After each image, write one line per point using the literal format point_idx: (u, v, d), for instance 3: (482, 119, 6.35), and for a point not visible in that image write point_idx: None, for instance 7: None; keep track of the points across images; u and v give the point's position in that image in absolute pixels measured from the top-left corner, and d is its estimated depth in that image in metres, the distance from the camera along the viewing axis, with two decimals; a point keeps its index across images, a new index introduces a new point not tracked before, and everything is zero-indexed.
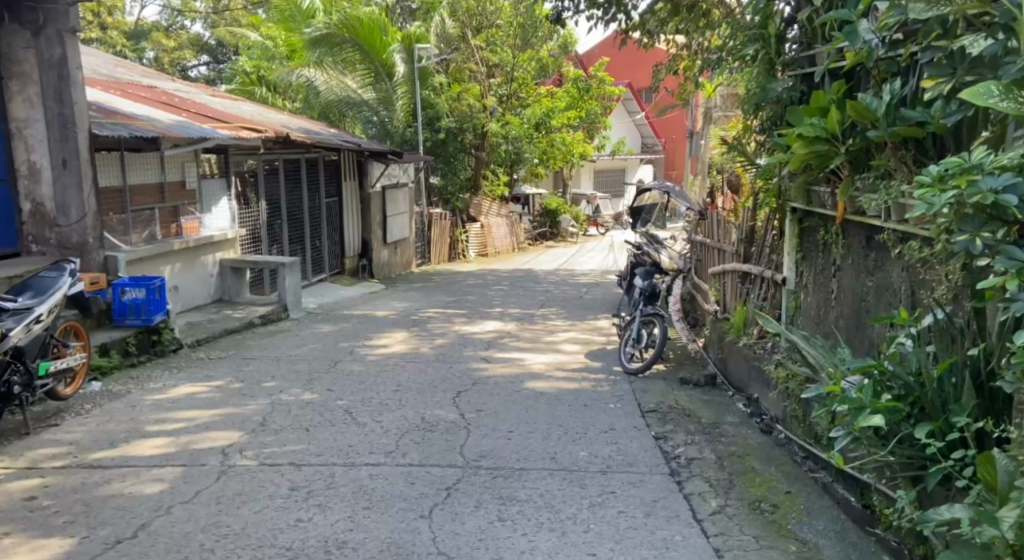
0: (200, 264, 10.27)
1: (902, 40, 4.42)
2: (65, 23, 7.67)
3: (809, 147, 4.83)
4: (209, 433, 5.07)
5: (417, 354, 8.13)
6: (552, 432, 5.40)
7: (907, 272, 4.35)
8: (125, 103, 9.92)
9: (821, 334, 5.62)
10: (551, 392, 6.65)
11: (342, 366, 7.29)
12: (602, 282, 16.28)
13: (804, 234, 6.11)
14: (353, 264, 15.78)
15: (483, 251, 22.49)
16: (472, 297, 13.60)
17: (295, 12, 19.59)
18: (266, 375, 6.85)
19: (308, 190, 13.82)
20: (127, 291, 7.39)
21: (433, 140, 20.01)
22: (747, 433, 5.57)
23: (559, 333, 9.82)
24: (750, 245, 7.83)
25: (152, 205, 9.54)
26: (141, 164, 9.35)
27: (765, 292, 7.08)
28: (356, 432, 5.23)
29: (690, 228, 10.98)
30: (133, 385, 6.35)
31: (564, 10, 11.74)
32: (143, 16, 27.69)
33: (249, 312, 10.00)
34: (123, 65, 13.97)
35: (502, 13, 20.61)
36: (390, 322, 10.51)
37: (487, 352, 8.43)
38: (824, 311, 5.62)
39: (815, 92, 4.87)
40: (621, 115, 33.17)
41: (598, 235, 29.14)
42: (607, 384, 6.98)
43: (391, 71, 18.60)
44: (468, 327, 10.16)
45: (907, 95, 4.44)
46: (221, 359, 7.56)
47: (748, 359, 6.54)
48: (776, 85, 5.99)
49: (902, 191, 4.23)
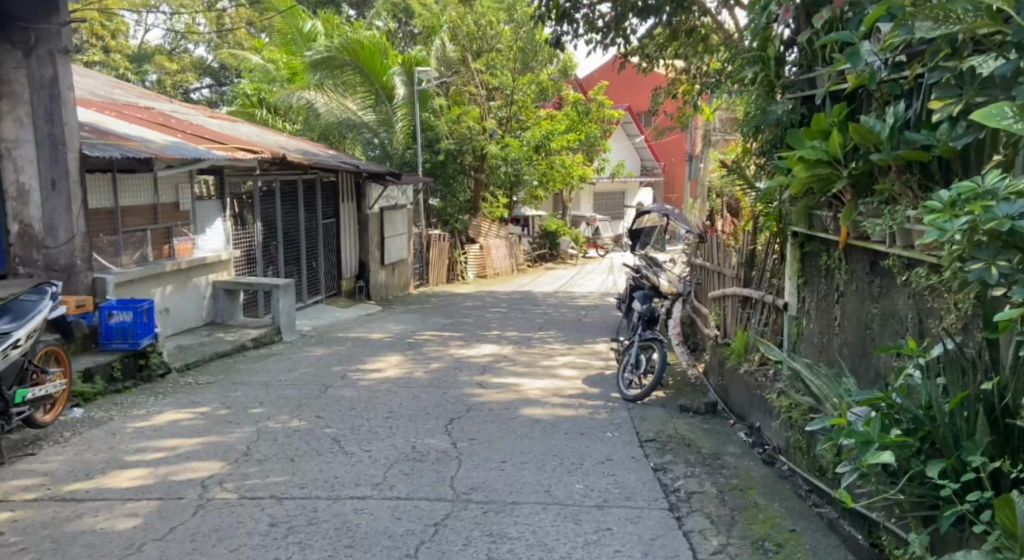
0: (192, 286, 10.11)
1: (905, 61, 4.28)
2: (58, 43, 7.57)
3: (811, 170, 4.69)
4: (190, 464, 4.89)
5: (411, 379, 7.94)
6: (547, 462, 5.22)
7: (913, 300, 4.19)
8: (117, 123, 9.81)
9: (824, 362, 5.45)
10: (547, 419, 6.48)
11: (333, 392, 7.10)
12: (602, 304, 16.13)
13: (806, 258, 5.95)
14: (349, 285, 15.62)
15: (482, 272, 22.34)
16: (469, 319, 13.44)
17: (297, 36, 19.67)
18: (254, 401, 6.68)
19: (305, 211, 13.69)
20: (114, 314, 7.25)
21: (433, 162, 19.92)
22: (749, 465, 5.38)
23: (557, 357, 9.65)
24: (750, 269, 7.68)
25: (144, 226, 9.39)
26: (134, 185, 9.22)
27: (766, 318, 6.94)
28: (343, 462, 5.05)
29: (691, 251, 10.84)
30: (116, 412, 6.18)
31: (563, 34, 11.72)
32: (146, 40, 27.86)
33: (241, 335, 9.83)
34: (119, 85, 13.92)
35: (503, 37, 20.64)
36: (386, 345, 10.33)
37: (483, 376, 8.24)
38: (827, 338, 5.45)
39: (816, 114, 4.75)
40: (620, 138, 33.20)
41: (598, 258, 28.99)
42: (605, 411, 6.80)
43: (391, 93, 18.60)
44: (464, 350, 10.00)
45: (911, 118, 4.30)
46: (209, 384, 7.38)
47: (749, 387, 6.40)
48: (776, 107, 5.86)
49: (909, 216, 4.09)
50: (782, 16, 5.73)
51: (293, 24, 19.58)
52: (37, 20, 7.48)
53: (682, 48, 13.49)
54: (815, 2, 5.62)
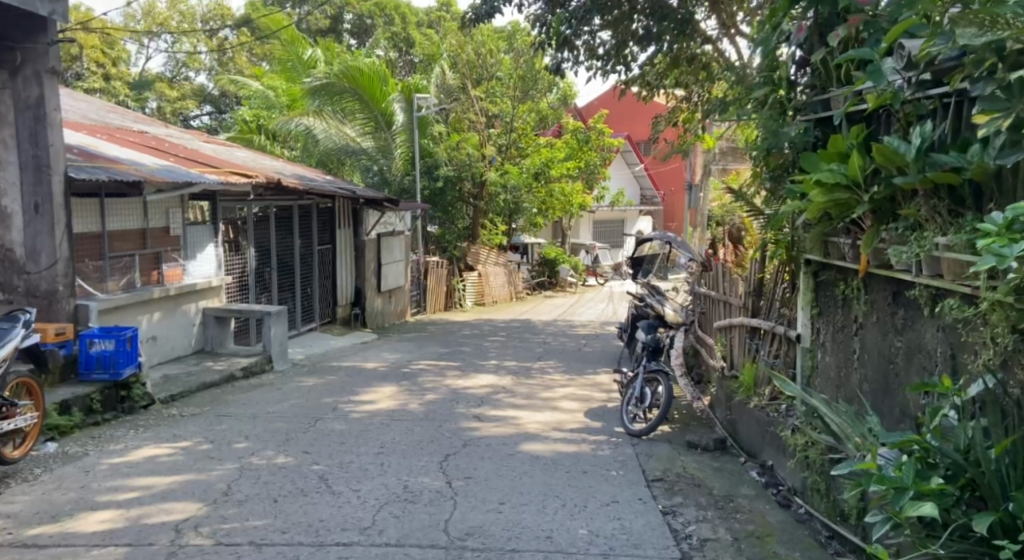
0: (181, 313, 9.80)
1: (931, 80, 4.03)
2: (44, 63, 7.35)
3: (829, 195, 4.43)
4: (165, 507, 4.61)
5: (405, 412, 7.61)
6: (548, 504, 4.89)
7: (943, 333, 3.91)
8: (109, 147, 9.55)
9: (842, 399, 5.16)
10: (548, 455, 6.16)
11: (323, 426, 6.77)
12: (602, 333, 15.79)
13: (820, 288, 5.67)
14: (345, 312, 15.29)
15: (480, 300, 21.99)
16: (466, 348, 13.10)
17: (297, 63, 19.50)
18: (240, 435, 6.36)
19: (300, 237, 13.42)
20: (95, 342, 6.96)
21: (431, 189, 19.68)
22: (764, 510, 5.07)
23: (557, 389, 9.30)
24: (759, 298, 7.39)
25: (133, 251, 9.09)
26: (123, 209, 8.94)
27: (776, 350, 6.67)
28: (329, 503, 4.74)
29: (694, 280, 10.56)
30: (91, 447, 5.90)
31: (564, 61, 11.56)
32: (146, 67, 27.79)
33: (231, 364, 9.50)
34: (113, 109, 13.67)
35: (503, 66, 20.58)
36: (379, 376, 9.98)
37: (480, 409, 7.90)
38: (845, 373, 5.16)
39: (833, 137, 4.51)
40: (620, 166, 33.07)
41: (597, 286, 28.67)
42: (608, 447, 6.48)
43: (391, 119, 18.46)
44: (461, 381, 9.66)
45: (938, 139, 4.04)
46: (193, 417, 7.07)
47: (761, 423, 6.17)
48: (788, 129, 5.51)
49: (938, 243, 3.82)
50: (794, 35, 5.44)
51: (293, 51, 19.44)
52: (23, 41, 7.31)
53: (683, 75, 13.34)
54: (827, 21, 5.31)
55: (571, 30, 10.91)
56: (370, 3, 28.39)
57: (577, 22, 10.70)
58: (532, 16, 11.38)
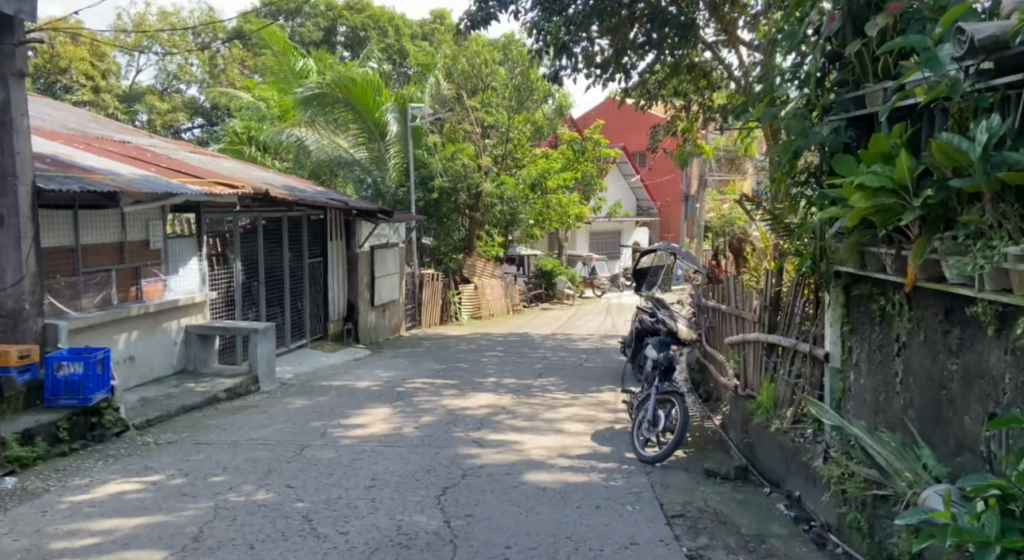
0: (161, 331, 9.28)
1: (994, 69, 3.59)
2: (10, 65, 6.82)
3: (872, 200, 3.98)
4: (126, 555, 4.15)
5: (400, 437, 7.09)
6: (559, 548, 4.46)
7: (1016, 357, 3.49)
8: (84, 156, 9.03)
9: (883, 426, 4.69)
10: (554, 486, 5.66)
11: (310, 454, 6.26)
12: (604, 348, 15.23)
13: (852, 303, 5.18)
14: (337, 328, 14.76)
15: (476, 313, 21.32)
16: (464, 365, 12.54)
17: (288, 73, 19.01)
18: (218, 466, 5.84)
19: (289, 250, 12.89)
20: (63, 366, 6.51)
21: (425, 201, 19.01)
22: (798, 553, 4.59)
23: (560, 409, 8.78)
24: (776, 313, 6.87)
25: (110, 266, 8.57)
26: (100, 221, 8.44)
27: (796, 369, 6.15)
28: (312, 550, 4.25)
29: (703, 293, 10.05)
30: (53, 481, 5.44)
31: (561, 68, 11.09)
32: (137, 80, 27.45)
33: (215, 385, 8.98)
34: (95, 119, 13.16)
35: (498, 77, 20.22)
36: (373, 396, 9.44)
37: (480, 433, 7.37)
38: (885, 397, 4.69)
39: (875, 135, 4.05)
40: (617, 177, 32.67)
41: (595, 297, 28.06)
42: (620, 476, 5.99)
43: (384, 130, 18.01)
44: (459, 401, 9.11)
45: (1004, 135, 3.59)
46: (169, 446, 6.58)
47: (785, 449, 5.70)
48: (818, 128, 4.89)
49: (1008, 255, 3.38)
50: (825, 27, 4.83)
51: (285, 62, 18.92)
52: None
53: (683, 83, 12.86)
54: (860, 12, 4.79)
55: (570, 35, 10.42)
56: (365, 15, 28.10)
57: (575, 28, 10.21)
58: (528, 24, 10.94)
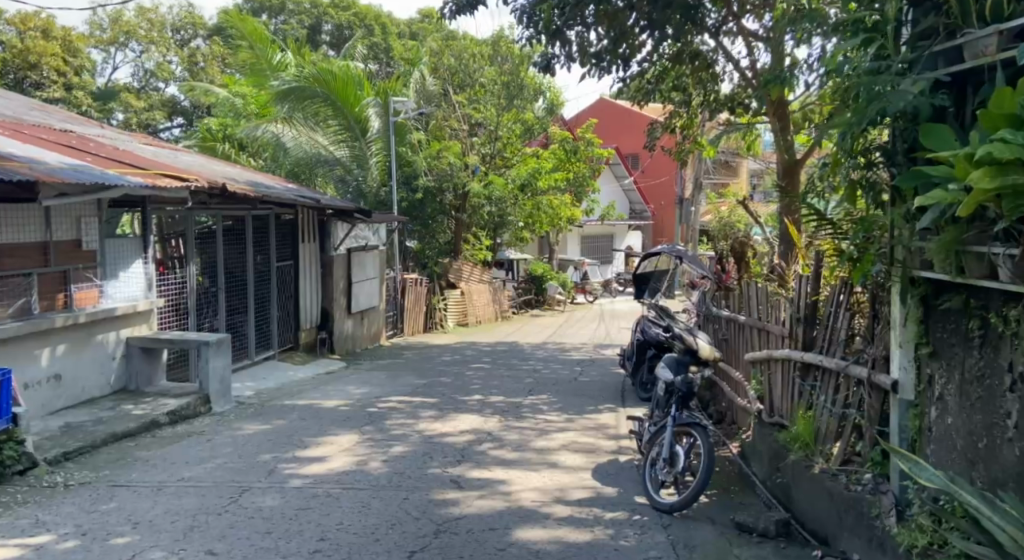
0: (96, 344, 8.08)
1: None
2: None
3: (1001, 178, 2.87)
4: None
5: (363, 475, 5.88)
6: None
7: None
8: (7, 143, 7.90)
9: (986, 483, 3.58)
10: (549, 548, 4.50)
11: (249, 502, 5.08)
12: (599, 359, 14.04)
13: (931, 317, 4.02)
14: (309, 337, 13.54)
15: (463, 320, 19.91)
16: (446, 380, 11.30)
17: (265, 67, 17.66)
18: (126, 521, 4.66)
19: (253, 251, 11.65)
20: None
21: (409, 200, 17.87)
22: None
23: (554, 435, 7.60)
24: (812, 327, 5.70)
25: (31, 269, 7.37)
26: (17, 218, 7.27)
27: (843, 397, 5.01)
28: None
29: (713, 299, 8.87)
30: None
31: (554, 57, 9.94)
32: (112, 76, 26.01)
33: (156, 407, 7.77)
34: (41, 108, 11.96)
35: (486, 72, 19.19)
36: (340, 418, 8.23)
37: (461, 468, 6.18)
38: (989, 444, 3.57)
39: (999, 89, 2.96)
40: (609, 179, 31.81)
41: (587, 302, 26.85)
42: (632, 532, 4.83)
43: (365, 127, 16.81)
44: (437, 425, 7.92)
45: None
46: (79, 488, 5.40)
47: (836, 499, 4.56)
48: (896, 86, 3.73)
49: None
50: None
51: (262, 55, 17.66)
52: None
53: (684, 77, 11.70)
54: None
55: (564, 21, 9.20)
56: (351, 13, 27.03)
57: (569, 9, 9.00)
58: (516, 9, 9.76)
